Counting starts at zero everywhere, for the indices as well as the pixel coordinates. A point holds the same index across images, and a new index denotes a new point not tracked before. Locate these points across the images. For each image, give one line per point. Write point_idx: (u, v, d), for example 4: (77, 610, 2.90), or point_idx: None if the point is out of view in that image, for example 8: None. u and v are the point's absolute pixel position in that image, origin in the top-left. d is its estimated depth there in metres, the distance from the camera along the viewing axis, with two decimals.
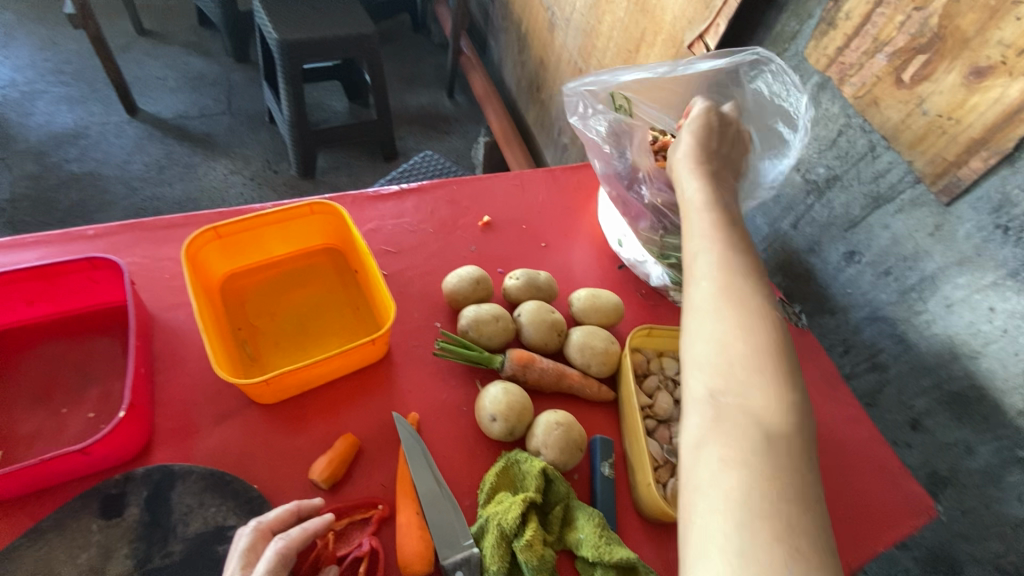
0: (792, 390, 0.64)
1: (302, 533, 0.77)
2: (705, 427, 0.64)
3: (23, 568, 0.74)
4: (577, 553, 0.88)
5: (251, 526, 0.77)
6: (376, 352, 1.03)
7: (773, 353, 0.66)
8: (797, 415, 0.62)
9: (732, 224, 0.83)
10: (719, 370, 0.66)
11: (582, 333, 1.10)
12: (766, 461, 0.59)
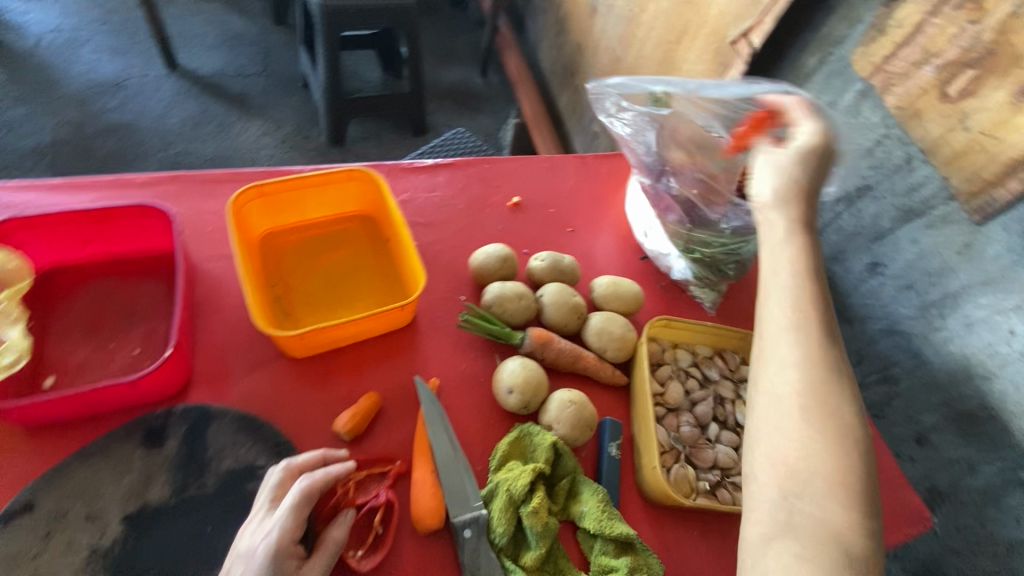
0: (866, 494, 0.66)
1: (325, 476, 0.80)
2: (774, 523, 0.67)
3: (72, 484, 0.81)
4: (578, 525, 0.93)
5: (282, 464, 0.82)
6: (402, 319, 1.07)
7: (851, 453, 0.67)
8: (870, 522, 0.64)
9: (816, 281, 0.79)
10: (793, 468, 0.68)
11: (601, 318, 1.13)
12: (835, 572, 0.62)
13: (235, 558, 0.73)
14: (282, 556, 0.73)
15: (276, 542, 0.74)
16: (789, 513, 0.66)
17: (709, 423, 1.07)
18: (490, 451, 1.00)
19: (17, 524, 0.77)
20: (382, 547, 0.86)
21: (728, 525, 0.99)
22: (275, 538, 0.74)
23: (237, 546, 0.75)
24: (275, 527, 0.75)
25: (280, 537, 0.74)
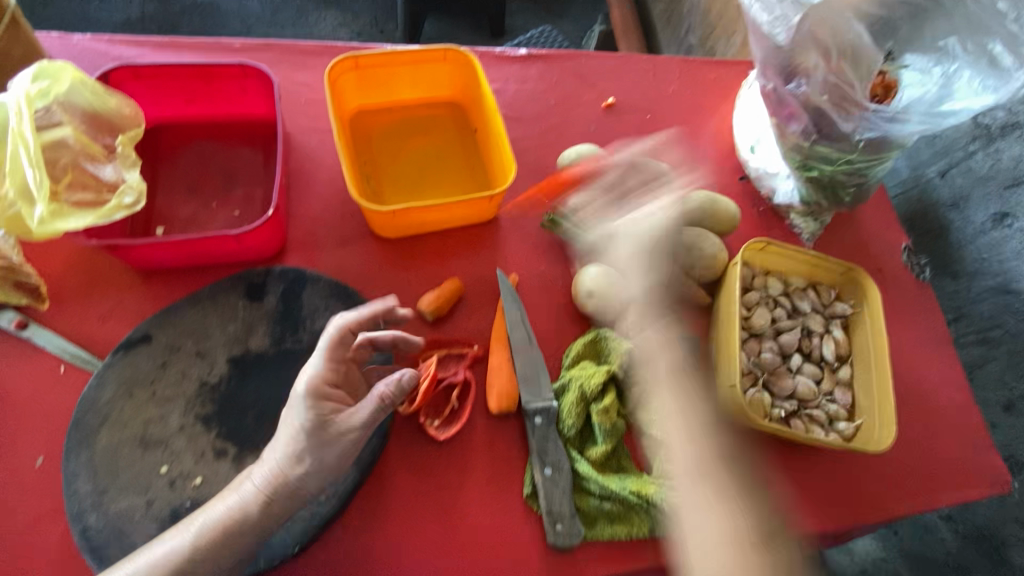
0: (746, 520, 0.80)
1: (370, 316, 0.83)
2: (701, 493, 0.82)
3: (184, 323, 0.85)
4: (646, 430, 0.94)
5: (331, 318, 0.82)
6: (487, 213, 1.05)
7: (728, 488, 0.82)
8: (745, 527, 0.79)
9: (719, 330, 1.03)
10: (695, 480, 0.83)
11: (692, 235, 1.06)
12: (737, 552, 0.77)
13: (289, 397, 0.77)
14: (319, 400, 0.75)
15: (314, 386, 0.76)
16: (696, 489, 0.82)
17: (791, 353, 1.03)
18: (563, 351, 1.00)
19: (137, 350, 0.82)
20: (456, 421, 0.91)
21: (793, 453, 0.99)
22: (312, 384, 0.75)
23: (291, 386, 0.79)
24: (314, 374, 0.76)
25: (316, 382, 0.76)
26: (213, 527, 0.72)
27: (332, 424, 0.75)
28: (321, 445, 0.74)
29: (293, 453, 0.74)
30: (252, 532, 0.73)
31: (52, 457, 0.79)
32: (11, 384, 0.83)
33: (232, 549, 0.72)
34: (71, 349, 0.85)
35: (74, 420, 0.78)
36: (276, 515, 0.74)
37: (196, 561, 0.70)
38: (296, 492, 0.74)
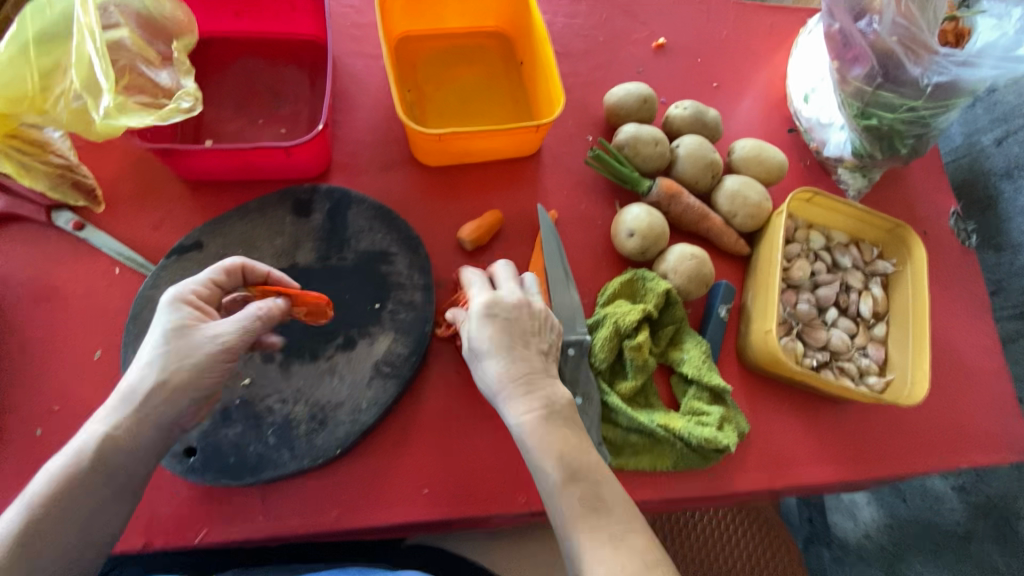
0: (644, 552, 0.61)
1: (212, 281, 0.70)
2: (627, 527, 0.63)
3: (234, 234, 0.87)
4: (675, 370, 0.95)
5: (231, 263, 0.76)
6: (530, 146, 1.03)
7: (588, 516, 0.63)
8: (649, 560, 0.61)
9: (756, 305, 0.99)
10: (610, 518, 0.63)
11: (737, 182, 1.04)
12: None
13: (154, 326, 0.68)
14: (180, 312, 0.65)
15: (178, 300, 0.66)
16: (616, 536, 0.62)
17: (827, 307, 1.02)
18: (598, 289, 1.00)
19: (188, 255, 0.85)
20: None
21: (822, 405, 0.99)
22: (175, 300, 0.66)
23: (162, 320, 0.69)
24: (181, 291, 0.67)
25: (182, 297, 0.67)
26: (56, 472, 0.59)
27: (190, 332, 0.64)
28: (175, 355, 0.63)
29: (142, 373, 0.62)
30: (100, 467, 0.60)
31: (109, 351, 0.83)
32: (69, 281, 0.86)
33: (79, 495, 0.59)
34: (123, 251, 0.87)
35: (132, 316, 0.81)
36: (123, 445, 0.61)
37: (38, 510, 0.58)
38: (145, 416, 0.61)
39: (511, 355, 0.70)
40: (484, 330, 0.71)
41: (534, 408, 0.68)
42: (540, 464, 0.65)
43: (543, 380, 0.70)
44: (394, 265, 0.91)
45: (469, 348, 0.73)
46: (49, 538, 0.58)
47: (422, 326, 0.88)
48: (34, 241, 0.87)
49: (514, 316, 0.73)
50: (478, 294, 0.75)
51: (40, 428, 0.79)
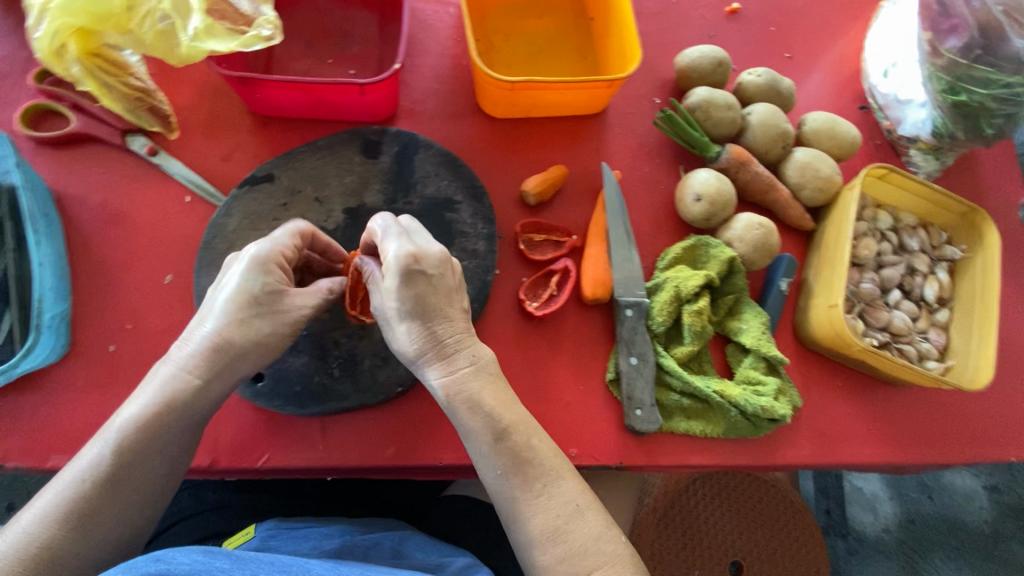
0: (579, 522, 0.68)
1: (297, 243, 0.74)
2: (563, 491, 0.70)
3: (304, 170, 0.87)
4: (732, 339, 0.94)
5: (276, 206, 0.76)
6: (599, 103, 1.01)
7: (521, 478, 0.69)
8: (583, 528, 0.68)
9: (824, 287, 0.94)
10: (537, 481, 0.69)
11: (809, 154, 1.01)
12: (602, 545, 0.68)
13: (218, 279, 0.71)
14: (260, 275, 0.68)
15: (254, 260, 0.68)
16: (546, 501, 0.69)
17: (890, 289, 1.00)
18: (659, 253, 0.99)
19: (260, 187, 0.85)
20: (554, 303, 0.92)
21: (876, 386, 0.98)
22: (252, 258, 0.68)
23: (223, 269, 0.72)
24: (255, 249, 0.69)
25: (257, 256, 0.68)
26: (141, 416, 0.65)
27: (269, 297, 0.68)
28: (261, 323, 0.68)
29: (221, 333, 0.67)
30: (185, 416, 0.66)
31: (179, 276, 0.85)
32: (141, 205, 0.87)
33: (165, 439, 0.65)
34: (194, 179, 0.88)
35: (204, 243, 0.82)
36: (205, 399, 0.67)
37: (128, 450, 0.64)
38: (227, 371, 0.68)
39: (430, 323, 0.68)
40: (389, 279, 0.67)
41: (469, 376, 0.69)
42: (485, 447, 0.69)
43: (470, 360, 0.69)
44: (459, 213, 0.90)
45: (385, 303, 0.68)
46: (137, 474, 0.64)
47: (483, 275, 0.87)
48: (108, 163, 0.88)
49: (430, 272, 0.68)
50: (391, 248, 0.68)
51: (113, 344, 0.81)
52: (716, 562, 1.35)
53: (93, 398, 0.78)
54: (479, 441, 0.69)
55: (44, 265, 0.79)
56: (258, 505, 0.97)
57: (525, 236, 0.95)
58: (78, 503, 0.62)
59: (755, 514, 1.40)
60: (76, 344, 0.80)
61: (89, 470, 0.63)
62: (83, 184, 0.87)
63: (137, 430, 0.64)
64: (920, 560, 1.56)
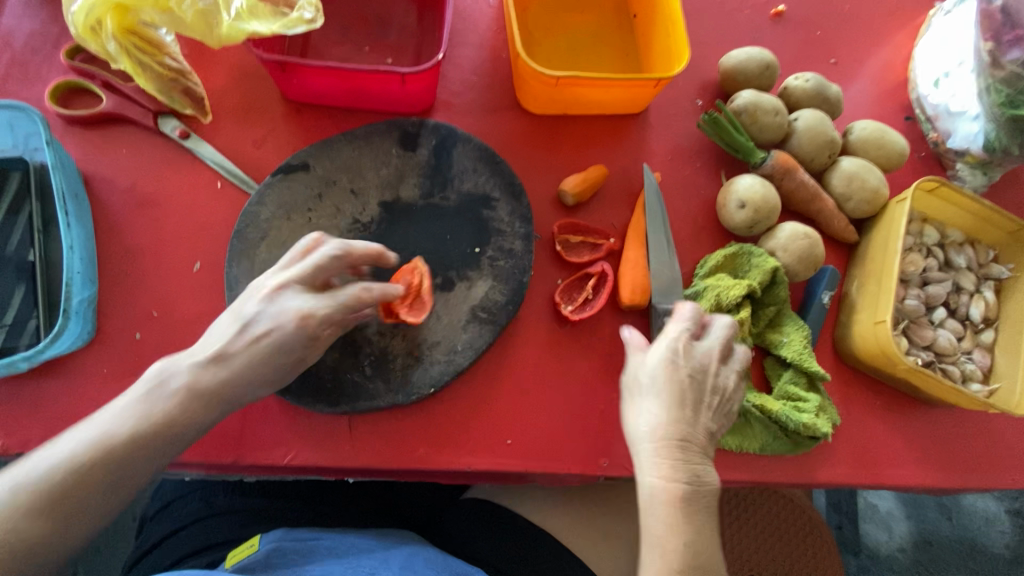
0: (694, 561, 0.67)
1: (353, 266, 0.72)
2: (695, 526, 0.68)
3: (339, 159, 0.85)
4: (772, 352, 0.91)
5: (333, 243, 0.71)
6: (642, 102, 0.97)
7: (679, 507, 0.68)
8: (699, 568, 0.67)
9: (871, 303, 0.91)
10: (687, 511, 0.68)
11: (856, 163, 0.98)
12: None
13: (251, 312, 0.66)
14: (301, 335, 0.66)
15: (302, 320, 0.66)
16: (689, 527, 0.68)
17: (935, 306, 0.97)
18: (698, 261, 0.96)
19: (293, 177, 0.83)
20: (590, 308, 0.88)
21: (916, 406, 0.95)
22: (300, 318, 0.66)
23: (253, 298, 0.67)
24: (306, 307, 0.66)
25: (308, 317, 0.66)
26: (112, 445, 0.59)
27: (295, 359, 0.68)
28: (274, 380, 0.68)
29: (234, 380, 0.64)
30: (158, 463, 0.61)
31: (208, 265, 0.82)
32: (171, 190, 0.85)
33: (127, 482, 0.60)
34: (226, 165, 0.85)
35: (236, 231, 0.79)
36: (184, 445, 0.63)
37: (88, 483, 0.57)
38: (215, 417, 0.65)
39: (687, 417, 0.70)
40: (665, 378, 0.71)
41: (682, 467, 0.68)
42: (664, 523, 0.68)
43: (684, 432, 0.70)
44: (496, 211, 0.87)
45: (645, 381, 0.72)
46: (85, 512, 0.58)
47: (519, 276, 0.85)
48: (138, 146, 0.86)
49: (701, 373, 0.73)
50: (670, 335, 0.74)
51: (139, 333, 0.78)
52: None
53: (117, 388, 0.76)
54: (654, 518, 0.68)
55: (73, 248, 0.77)
56: (270, 512, 0.93)
57: (562, 238, 0.92)
58: (14, 526, 0.54)
59: (775, 530, 1.35)
60: (102, 330, 0.78)
61: (42, 491, 0.56)
62: (112, 166, 0.85)
63: (106, 464, 0.58)
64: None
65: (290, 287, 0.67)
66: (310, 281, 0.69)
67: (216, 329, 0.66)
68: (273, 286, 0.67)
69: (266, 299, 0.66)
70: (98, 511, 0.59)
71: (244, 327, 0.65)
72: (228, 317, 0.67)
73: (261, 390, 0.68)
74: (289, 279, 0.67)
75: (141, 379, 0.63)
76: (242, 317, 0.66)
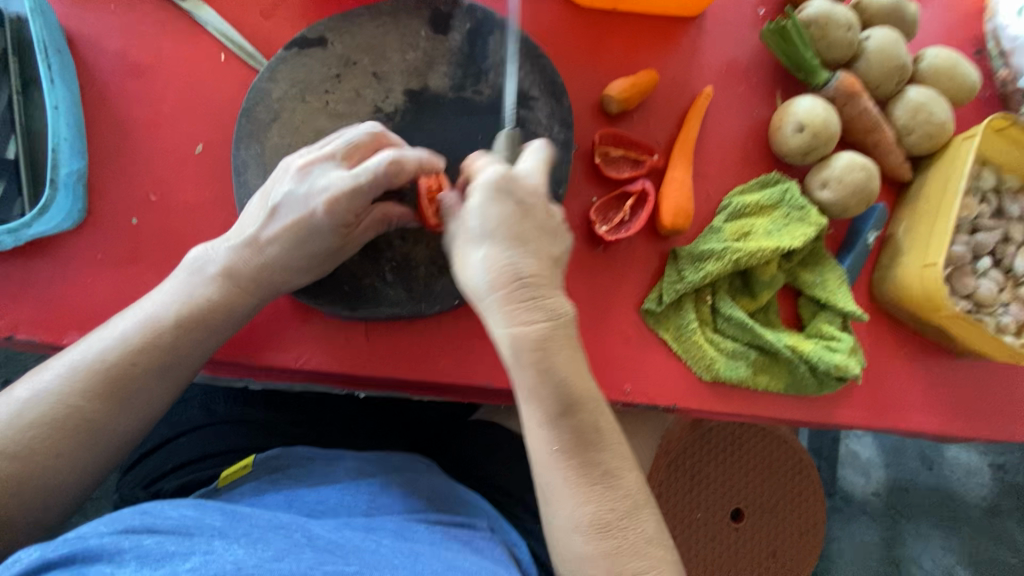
0: (555, 445, 0.60)
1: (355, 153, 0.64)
2: (547, 392, 0.59)
3: (361, 36, 0.74)
4: (805, 291, 0.86)
5: (368, 124, 0.66)
6: (701, 4, 0.87)
7: (514, 355, 0.59)
8: (562, 454, 0.60)
9: (920, 246, 0.86)
10: (546, 384, 0.59)
11: (925, 93, 0.89)
12: (572, 479, 0.60)
13: (281, 194, 0.63)
14: (330, 220, 0.62)
15: (329, 206, 0.61)
16: (553, 403, 0.60)
17: (981, 255, 0.92)
18: (724, 196, 0.87)
19: (309, 53, 0.72)
20: (625, 230, 0.83)
21: (943, 355, 0.92)
22: (328, 200, 0.61)
23: (284, 177, 0.64)
24: (333, 187, 0.61)
25: (336, 201, 0.61)
26: (160, 324, 0.62)
27: (330, 246, 0.64)
28: (304, 271, 0.66)
29: (265, 265, 0.64)
30: (201, 347, 0.64)
31: (212, 146, 0.74)
32: (168, 59, 0.74)
33: (174, 361, 0.63)
34: (231, 33, 0.75)
35: (244, 110, 0.70)
36: (225, 332, 0.65)
37: (139, 359, 0.61)
38: (252, 304, 0.66)
39: (515, 258, 0.58)
40: (496, 214, 0.59)
41: (547, 312, 0.58)
42: (529, 385, 0.59)
43: (549, 294, 0.59)
44: (534, 112, 0.78)
45: (473, 234, 0.59)
46: (140, 390, 0.61)
47: (556, 187, 0.78)
48: (130, 2, 0.74)
49: (535, 207, 0.61)
50: (482, 175, 0.60)
51: (135, 219, 0.71)
52: (719, 508, 1.33)
53: (112, 276, 0.70)
54: (515, 370, 0.60)
55: (58, 110, 0.68)
56: (271, 422, 0.90)
57: (602, 150, 0.84)
58: (85, 391, 0.59)
59: (766, 468, 1.37)
60: (94, 213, 0.70)
61: (103, 363, 0.60)
62: (98, 24, 0.74)
63: (153, 340, 0.61)
64: (905, 524, 1.58)
65: (321, 166, 0.63)
66: (345, 161, 0.64)
67: (251, 212, 0.65)
68: (303, 163, 0.63)
69: (295, 179, 0.63)
70: (151, 390, 0.62)
71: (273, 212, 0.63)
72: (263, 201, 0.65)
73: (295, 281, 0.66)
74: (320, 157, 0.63)
75: (186, 262, 0.66)
76: (272, 200, 0.63)
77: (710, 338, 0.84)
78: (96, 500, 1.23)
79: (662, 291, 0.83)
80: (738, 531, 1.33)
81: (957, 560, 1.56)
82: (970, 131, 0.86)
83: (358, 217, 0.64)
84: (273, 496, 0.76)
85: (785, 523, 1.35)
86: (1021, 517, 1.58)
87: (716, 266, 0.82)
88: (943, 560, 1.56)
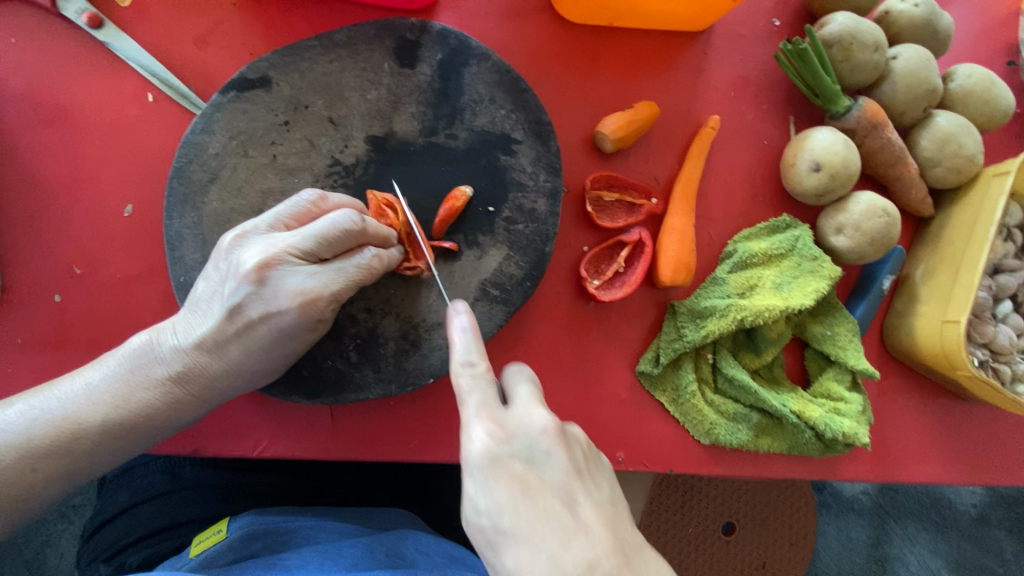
0: None
1: (319, 245, 0.54)
2: None
3: (313, 74, 0.63)
4: (811, 345, 0.80)
5: (342, 211, 0.55)
6: (709, 19, 0.76)
7: None
8: None
9: (942, 294, 0.79)
10: None
11: (955, 121, 0.79)
12: None
13: (239, 293, 0.54)
14: (304, 321, 0.55)
15: (300, 307, 0.54)
16: None
17: (1001, 299, 0.85)
18: (728, 241, 0.79)
19: (251, 96, 0.62)
20: (618, 286, 0.75)
21: (957, 406, 0.86)
22: (303, 300, 0.54)
23: (236, 273, 0.54)
24: (310, 287, 0.54)
25: (310, 300, 0.54)
26: (79, 426, 0.54)
27: (301, 346, 0.57)
28: (274, 369, 0.59)
29: (226, 369, 0.56)
30: (122, 451, 0.56)
31: (143, 207, 0.64)
32: (84, 103, 0.63)
33: (88, 463, 0.55)
34: (158, 72, 0.63)
35: (175, 169, 0.60)
36: (157, 437, 0.58)
37: (42, 464, 0.53)
38: (196, 408, 0.58)
39: (516, 500, 0.48)
40: (506, 492, 0.49)
41: (603, 549, 0.48)
42: None
43: (600, 538, 0.49)
44: (517, 157, 0.68)
45: (488, 533, 0.49)
46: (34, 492, 0.53)
47: (542, 245, 0.68)
48: (33, 35, 0.62)
49: (540, 455, 0.51)
50: (468, 443, 0.50)
51: (59, 295, 0.62)
52: (711, 522, 1.21)
53: (36, 362, 0.61)
54: None
55: None
56: (241, 484, 0.84)
57: (594, 193, 0.75)
58: None
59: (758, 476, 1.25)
60: (12, 290, 0.62)
61: None
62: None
63: (67, 445, 0.53)
64: (894, 525, 1.53)
65: (286, 259, 0.54)
66: (316, 256, 0.55)
67: (200, 303, 0.56)
68: (260, 260, 0.53)
69: (254, 278, 0.53)
70: (51, 493, 0.54)
71: (235, 310, 0.54)
72: (212, 292, 0.56)
73: (256, 381, 0.59)
74: (283, 249, 0.53)
75: (128, 351, 0.56)
76: (228, 297, 0.54)
77: (710, 400, 0.77)
78: (79, 506, 1.11)
79: (659, 351, 0.75)
80: (731, 544, 1.20)
81: (945, 564, 1.52)
82: (1005, 167, 0.77)
83: (332, 311, 0.57)
84: (250, 563, 0.69)
85: (778, 546, 1.23)
86: (1010, 526, 1.54)
87: (718, 325, 0.74)
88: (929, 563, 1.52)
